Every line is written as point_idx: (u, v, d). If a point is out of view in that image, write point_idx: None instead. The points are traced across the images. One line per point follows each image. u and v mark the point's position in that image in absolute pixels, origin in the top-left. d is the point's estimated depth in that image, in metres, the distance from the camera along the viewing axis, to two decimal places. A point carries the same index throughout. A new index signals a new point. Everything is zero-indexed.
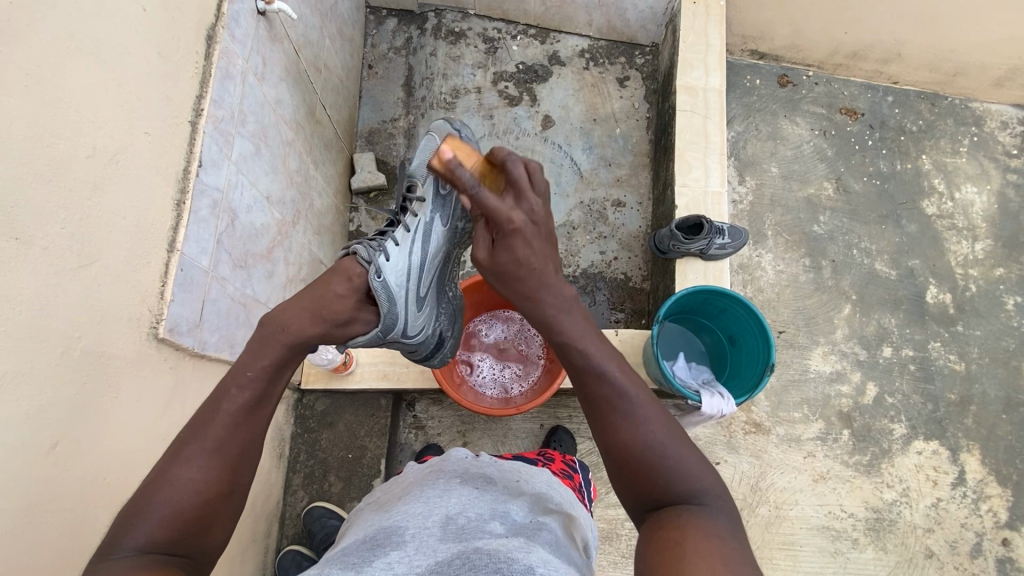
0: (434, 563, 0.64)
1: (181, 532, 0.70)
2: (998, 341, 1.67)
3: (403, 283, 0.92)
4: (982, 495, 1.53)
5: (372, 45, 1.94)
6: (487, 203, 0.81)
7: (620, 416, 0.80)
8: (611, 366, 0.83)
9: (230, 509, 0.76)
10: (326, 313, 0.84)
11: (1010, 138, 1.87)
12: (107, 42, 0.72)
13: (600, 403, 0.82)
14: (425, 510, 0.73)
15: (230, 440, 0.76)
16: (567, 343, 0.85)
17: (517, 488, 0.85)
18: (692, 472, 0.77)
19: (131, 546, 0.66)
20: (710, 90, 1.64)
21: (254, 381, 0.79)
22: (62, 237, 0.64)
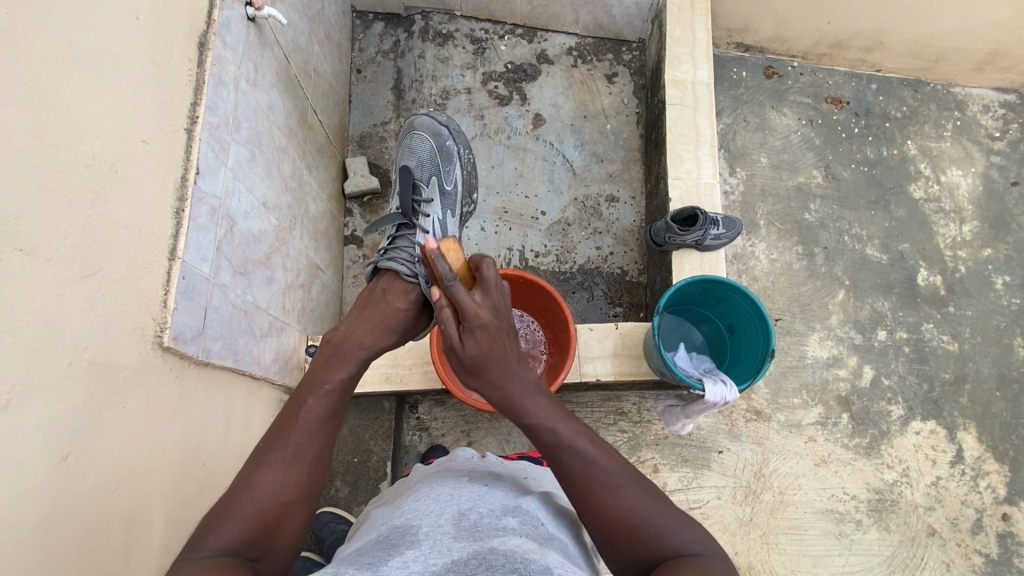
0: (452, 561, 0.62)
1: (256, 537, 0.74)
2: (989, 320, 1.70)
3: None
4: (980, 472, 1.56)
5: (360, 50, 1.94)
6: (459, 298, 0.86)
7: (609, 491, 0.77)
8: (580, 441, 0.80)
9: (302, 513, 0.79)
10: (388, 324, 0.98)
11: (991, 121, 1.90)
12: (102, 52, 0.72)
13: (575, 481, 0.78)
14: (437, 509, 0.72)
15: (307, 447, 0.82)
16: (534, 424, 0.82)
17: (527, 485, 0.86)
18: (679, 529, 0.75)
19: (213, 546, 0.70)
20: (698, 83, 1.66)
21: (327, 393, 0.87)
22: (65, 247, 0.64)
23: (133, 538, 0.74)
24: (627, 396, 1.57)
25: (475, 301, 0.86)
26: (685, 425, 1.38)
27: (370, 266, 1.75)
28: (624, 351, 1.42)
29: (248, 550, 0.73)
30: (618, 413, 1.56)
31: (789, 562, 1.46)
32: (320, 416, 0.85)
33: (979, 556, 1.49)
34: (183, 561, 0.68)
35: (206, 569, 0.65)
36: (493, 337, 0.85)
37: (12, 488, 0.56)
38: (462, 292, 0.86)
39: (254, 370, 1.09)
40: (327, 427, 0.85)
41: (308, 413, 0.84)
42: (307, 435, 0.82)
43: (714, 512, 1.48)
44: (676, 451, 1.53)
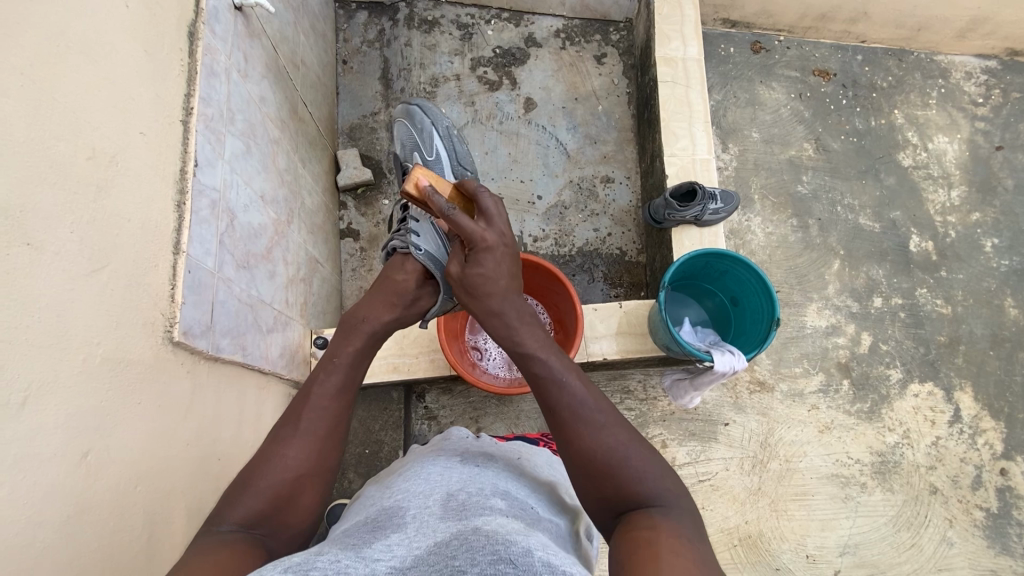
0: (433, 543, 0.60)
1: (270, 510, 0.74)
2: (980, 283, 1.74)
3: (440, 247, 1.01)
4: (978, 430, 1.60)
5: (345, 40, 1.90)
6: (462, 220, 0.88)
7: (583, 426, 0.78)
8: (568, 377, 0.83)
9: (313, 491, 0.78)
10: (396, 300, 0.96)
11: (975, 87, 1.93)
12: (95, 40, 0.70)
13: (559, 412, 0.81)
14: (426, 489, 0.71)
15: (319, 422, 0.82)
16: (528, 354, 0.86)
17: (524, 467, 0.86)
18: (655, 476, 0.75)
19: (230, 522, 0.71)
20: (689, 60, 1.66)
21: (339, 365, 0.88)
22: (72, 241, 0.63)
23: (155, 537, 0.73)
24: (632, 374, 1.58)
25: (480, 227, 0.90)
26: (693, 399, 1.42)
27: (368, 259, 1.73)
28: (629, 329, 1.43)
29: (263, 526, 0.73)
30: (624, 392, 1.57)
31: (798, 527, 1.49)
32: (331, 392, 0.85)
33: (980, 511, 1.54)
34: (202, 535, 0.68)
35: (219, 544, 0.65)
36: (497, 261, 0.89)
37: (35, 486, 0.56)
38: (467, 219, 0.89)
39: (262, 364, 1.08)
40: (339, 401, 0.85)
41: (319, 388, 0.85)
42: (318, 411, 0.83)
43: (723, 483, 1.51)
44: (684, 426, 1.54)
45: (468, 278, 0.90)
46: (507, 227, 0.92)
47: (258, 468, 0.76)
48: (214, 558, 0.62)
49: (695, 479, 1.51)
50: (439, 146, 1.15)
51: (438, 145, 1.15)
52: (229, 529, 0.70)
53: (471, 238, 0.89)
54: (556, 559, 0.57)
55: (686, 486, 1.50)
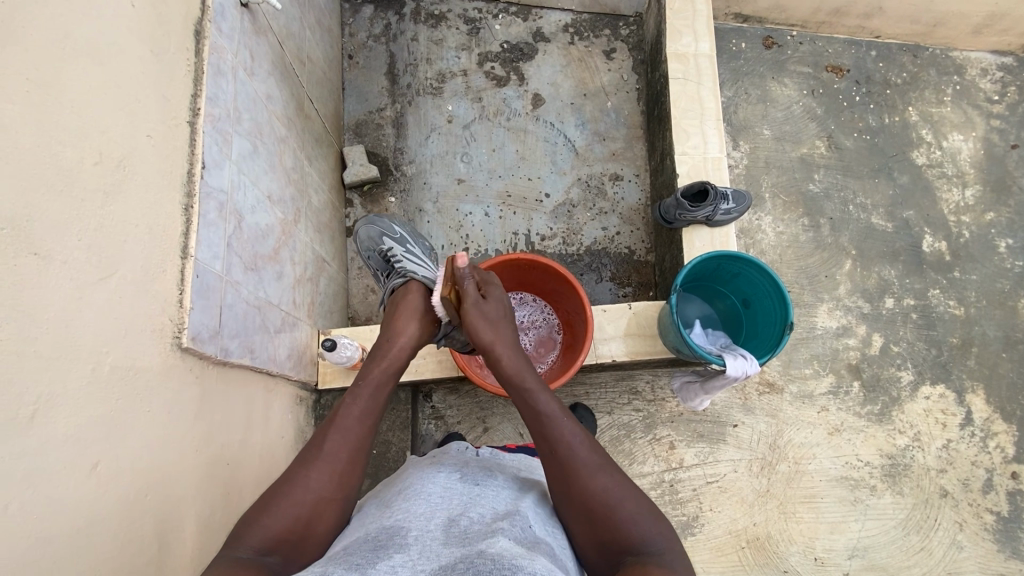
0: (438, 568, 0.61)
1: (289, 534, 0.73)
2: (994, 284, 1.71)
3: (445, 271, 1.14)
4: (989, 433, 1.59)
5: (350, 35, 1.88)
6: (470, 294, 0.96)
7: (580, 465, 0.78)
8: (567, 420, 0.82)
9: (332, 514, 0.77)
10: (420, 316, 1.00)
11: (990, 84, 1.89)
12: (101, 42, 0.68)
13: (559, 454, 0.79)
14: (426, 509, 0.71)
15: (341, 445, 0.80)
16: (527, 393, 0.86)
17: (525, 481, 0.86)
18: (649, 522, 0.75)
19: (248, 546, 0.70)
20: (700, 56, 1.64)
21: (365, 390, 0.86)
22: (80, 250, 0.62)
23: (167, 544, 0.73)
24: (640, 375, 1.57)
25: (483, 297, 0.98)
26: (703, 402, 1.43)
27: None
28: (639, 330, 1.42)
29: (281, 550, 0.72)
30: (632, 393, 1.56)
31: (807, 530, 1.48)
32: (357, 414, 0.83)
33: (990, 514, 1.52)
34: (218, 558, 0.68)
35: (233, 566, 0.65)
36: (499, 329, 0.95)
37: (45, 500, 0.55)
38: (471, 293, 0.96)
39: (271, 367, 1.07)
40: (364, 425, 0.83)
41: (345, 411, 0.83)
42: (343, 433, 0.81)
43: (731, 485, 1.50)
44: (692, 427, 1.53)
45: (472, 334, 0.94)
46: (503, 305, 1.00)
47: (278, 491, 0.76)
48: None
49: (702, 481, 1.50)
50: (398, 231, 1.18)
51: (397, 230, 1.18)
52: (246, 555, 0.69)
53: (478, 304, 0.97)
54: None
55: (694, 488, 1.49)
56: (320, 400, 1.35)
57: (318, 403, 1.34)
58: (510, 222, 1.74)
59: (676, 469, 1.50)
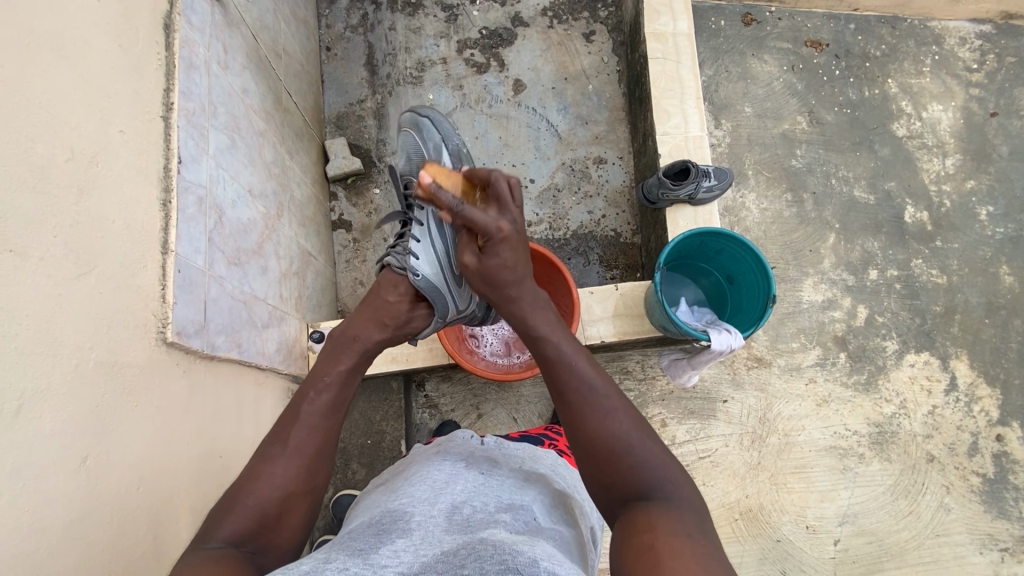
0: (440, 553, 0.60)
1: (258, 526, 0.75)
2: (975, 252, 1.73)
3: (440, 271, 0.98)
4: (974, 398, 1.62)
5: (327, 26, 1.86)
6: (474, 215, 0.81)
7: (592, 412, 0.82)
8: (578, 361, 0.85)
9: (302, 507, 0.80)
10: (390, 321, 0.95)
11: (969, 53, 1.90)
12: (67, 37, 0.68)
13: (568, 393, 0.83)
14: (430, 498, 0.71)
15: (308, 440, 0.82)
16: (540, 337, 0.88)
17: (528, 473, 0.85)
18: (655, 461, 0.80)
19: (218, 539, 0.71)
20: (679, 35, 1.65)
21: (331, 384, 0.87)
22: (56, 246, 0.62)
23: (161, 536, 0.74)
24: (630, 355, 1.59)
25: (494, 216, 0.84)
26: (691, 377, 1.44)
27: (361, 250, 1.72)
28: (626, 310, 1.43)
29: (251, 543, 0.74)
30: (623, 373, 1.58)
31: (798, 499, 1.51)
32: (320, 410, 0.85)
33: (977, 476, 1.56)
34: (190, 552, 0.69)
35: (208, 559, 0.66)
36: (514, 251, 0.86)
37: (35, 493, 0.56)
38: (478, 211, 0.82)
39: (259, 360, 1.07)
40: (326, 421, 0.85)
41: (309, 407, 0.84)
42: (307, 428, 0.83)
43: (722, 460, 1.53)
44: (683, 404, 1.56)
45: (489, 271, 0.87)
46: (522, 215, 0.87)
47: (247, 487, 0.76)
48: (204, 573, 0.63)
49: (694, 456, 1.53)
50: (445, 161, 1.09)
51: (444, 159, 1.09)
52: (217, 545, 0.70)
53: (487, 229, 0.83)
54: (561, 568, 0.58)
55: (686, 463, 1.52)
56: None
57: None
58: None
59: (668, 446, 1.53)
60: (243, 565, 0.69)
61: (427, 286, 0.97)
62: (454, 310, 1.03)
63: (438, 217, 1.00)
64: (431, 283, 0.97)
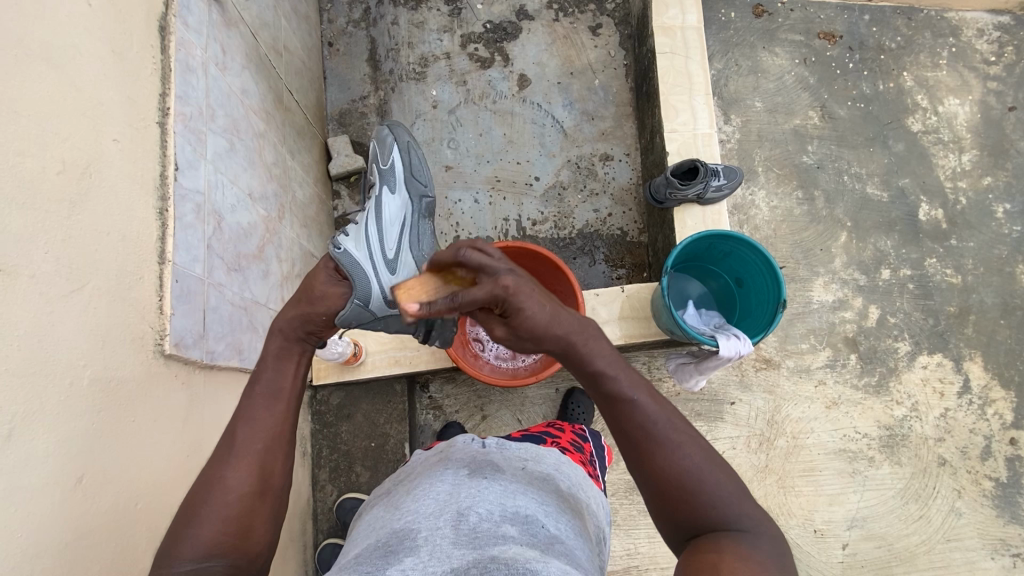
0: (451, 571, 0.61)
1: (223, 539, 0.66)
2: (991, 251, 1.69)
3: (367, 247, 0.91)
4: (987, 400, 1.59)
5: (329, 21, 1.83)
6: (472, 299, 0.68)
7: (659, 450, 0.69)
8: (641, 396, 0.71)
9: (267, 508, 0.71)
10: (304, 293, 0.82)
11: (987, 45, 1.84)
12: (56, 45, 0.66)
13: (631, 433, 0.71)
14: (435, 510, 0.70)
15: (253, 436, 0.72)
16: (596, 371, 0.73)
17: (528, 474, 0.82)
18: (734, 505, 0.67)
19: (187, 559, 0.63)
20: (688, 29, 1.60)
21: (266, 364, 0.78)
22: (48, 262, 0.60)
23: None
24: (636, 356, 1.57)
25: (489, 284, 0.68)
26: (698, 381, 1.42)
27: None
28: (632, 312, 1.41)
29: (227, 554, 0.66)
30: None
31: (806, 502, 1.49)
32: (260, 403, 0.75)
33: (989, 480, 1.53)
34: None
35: None
36: (533, 299, 0.69)
37: (30, 515, 0.55)
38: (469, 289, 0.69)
39: None
40: (273, 412, 0.75)
41: (246, 403, 0.74)
42: (250, 424, 0.73)
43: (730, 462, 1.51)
44: (689, 406, 1.54)
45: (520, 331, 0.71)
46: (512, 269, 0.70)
47: (196, 497, 0.67)
48: None
49: None
50: (394, 160, 1.09)
51: (393, 156, 1.09)
52: (185, 567, 0.62)
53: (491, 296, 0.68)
54: None
55: None
56: (315, 395, 1.43)
57: (315, 398, 1.42)
58: (501, 208, 1.72)
59: None
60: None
61: (343, 256, 0.87)
62: (380, 296, 0.88)
63: (378, 203, 1.01)
64: (352, 256, 0.88)
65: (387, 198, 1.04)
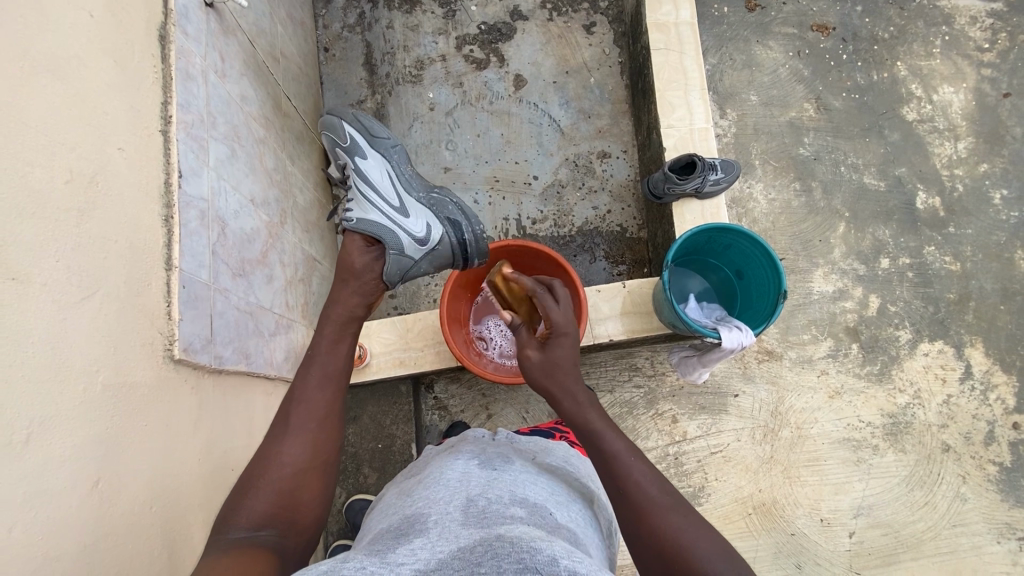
0: (457, 548, 0.60)
1: (277, 508, 0.81)
2: (990, 237, 1.70)
3: (373, 210, 1.07)
4: (990, 385, 1.59)
5: (325, 27, 1.84)
6: (550, 306, 0.99)
7: (651, 506, 0.77)
8: (634, 460, 0.82)
9: (316, 480, 0.86)
10: (346, 276, 1.03)
11: (980, 33, 1.85)
12: (61, 56, 0.67)
13: (630, 494, 0.79)
14: (446, 495, 0.71)
15: (308, 416, 0.89)
16: (595, 432, 0.85)
17: (539, 467, 0.85)
18: (723, 560, 0.72)
19: (242, 528, 0.77)
20: (681, 24, 1.61)
21: (320, 353, 0.96)
22: (59, 270, 0.61)
23: (175, 554, 0.74)
24: (639, 352, 1.58)
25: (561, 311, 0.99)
26: (701, 374, 1.44)
27: None
28: (634, 308, 1.42)
29: (276, 525, 0.80)
30: (632, 369, 1.57)
31: (812, 492, 1.50)
32: (315, 389, 0.92)
33: (993, 465, 1.54)
34: (214, 541, 0.74)
35: (231, 547, 0.72)
36: (569, 348, 0.95)
37: (50, 517, 0.56)
38: (551, 300, 1.01)
39: (267, 370, 1.07)
40: (324, 391, 0.92)
41: (303, 386, 0.92)
42: (306, 405, 0.90)
43: (735, 454, 1.52)
44: (693, 400, 1.55)
45: (550, 358, 0.93)
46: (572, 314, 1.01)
47: (257, 469, 0.84)
48: (225, 560, 0.68)
49: (706, 451, 1.52)
50: (348, 126, 1.12)
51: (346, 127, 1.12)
52: (240, 533, 0.76)
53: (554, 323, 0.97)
54: (581, 567, 0.56)
55: (698, 459, 1.51)
56: None
57: None
58: (500, 207, 1.73)
59: (680, 442, 1.52)
60: (267, 550, 0.75)
61: (364, 227, 1.05)
62: (406, 239, 1.05)
63: (358, 167, 1.11)
64: (365, 223, 1.05)
65: (363, 159, 1.11)
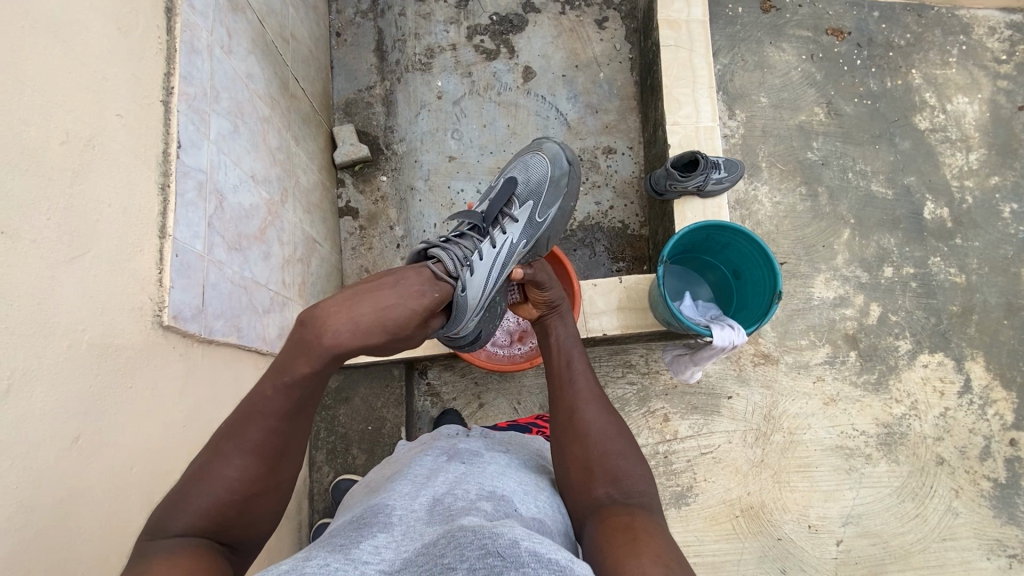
0: (421, 545, 0.60)
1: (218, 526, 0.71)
2: (997, 251, 1.67)
3: (480, 295, 0.99)
4: (988, 401, 1.57)
5: (338, 12, 1.85)
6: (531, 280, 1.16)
7: (586, 415, 0.91)
8: (587, 383, 0.97)
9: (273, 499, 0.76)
10: (387, 325, 0.77)
11: (998, 43, 1.82)
12: (63, 19, 0.68)
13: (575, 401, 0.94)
14: (412, 491, 0.72)
15: (271, 439, 0.74)
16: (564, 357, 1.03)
17: (512, 459, 0.87)
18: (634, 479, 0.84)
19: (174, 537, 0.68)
20: (693, 22, 1.60)
21: (297, 383, 0.74)
22: (50, 229, 0.62)
23: None
24: (633, 349, 1.58)
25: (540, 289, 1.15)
26: (693, 373, 1.45)
27: (368, 237, 1.71)
28: (630, 303, 1.42)
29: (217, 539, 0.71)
30: (626, 365, 1.57)
31: (801, 498, 1.49)
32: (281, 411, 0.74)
33: (988, 481, 1.52)
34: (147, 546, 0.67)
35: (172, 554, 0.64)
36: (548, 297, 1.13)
37: (28, 469, 0.57)
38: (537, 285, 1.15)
39: (258, 345, 1.08)
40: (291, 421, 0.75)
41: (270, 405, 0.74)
42: (271, 427, 0.74)
43: (725, 456, 1.51)
44: (685, 399, 1.54)
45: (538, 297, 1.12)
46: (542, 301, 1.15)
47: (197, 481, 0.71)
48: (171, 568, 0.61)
49: (696, 451, 1.51)
50: (551, 215, 1.14)
51: (553, 213, 1.13)
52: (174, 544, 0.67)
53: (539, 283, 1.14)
54: (543, 548, 0.56)
55: (687, 458, 1.51)
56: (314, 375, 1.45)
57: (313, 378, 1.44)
58: None
59: (670, 441, 1.52)
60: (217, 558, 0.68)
61: (466, 299, 0.96)
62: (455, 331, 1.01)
63: (511, 247, 1.06)
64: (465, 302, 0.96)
65: (518, 243, 1.08)
